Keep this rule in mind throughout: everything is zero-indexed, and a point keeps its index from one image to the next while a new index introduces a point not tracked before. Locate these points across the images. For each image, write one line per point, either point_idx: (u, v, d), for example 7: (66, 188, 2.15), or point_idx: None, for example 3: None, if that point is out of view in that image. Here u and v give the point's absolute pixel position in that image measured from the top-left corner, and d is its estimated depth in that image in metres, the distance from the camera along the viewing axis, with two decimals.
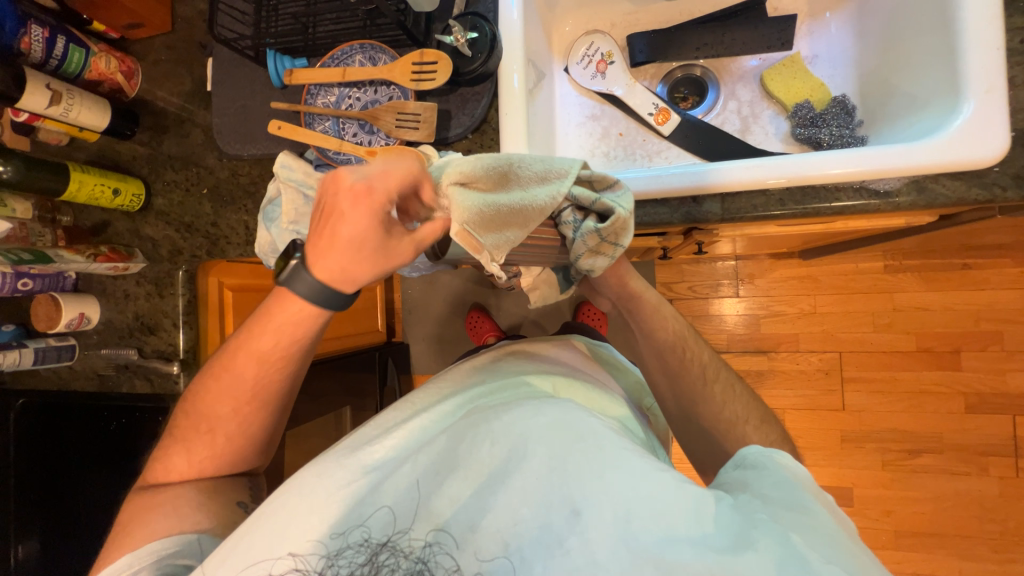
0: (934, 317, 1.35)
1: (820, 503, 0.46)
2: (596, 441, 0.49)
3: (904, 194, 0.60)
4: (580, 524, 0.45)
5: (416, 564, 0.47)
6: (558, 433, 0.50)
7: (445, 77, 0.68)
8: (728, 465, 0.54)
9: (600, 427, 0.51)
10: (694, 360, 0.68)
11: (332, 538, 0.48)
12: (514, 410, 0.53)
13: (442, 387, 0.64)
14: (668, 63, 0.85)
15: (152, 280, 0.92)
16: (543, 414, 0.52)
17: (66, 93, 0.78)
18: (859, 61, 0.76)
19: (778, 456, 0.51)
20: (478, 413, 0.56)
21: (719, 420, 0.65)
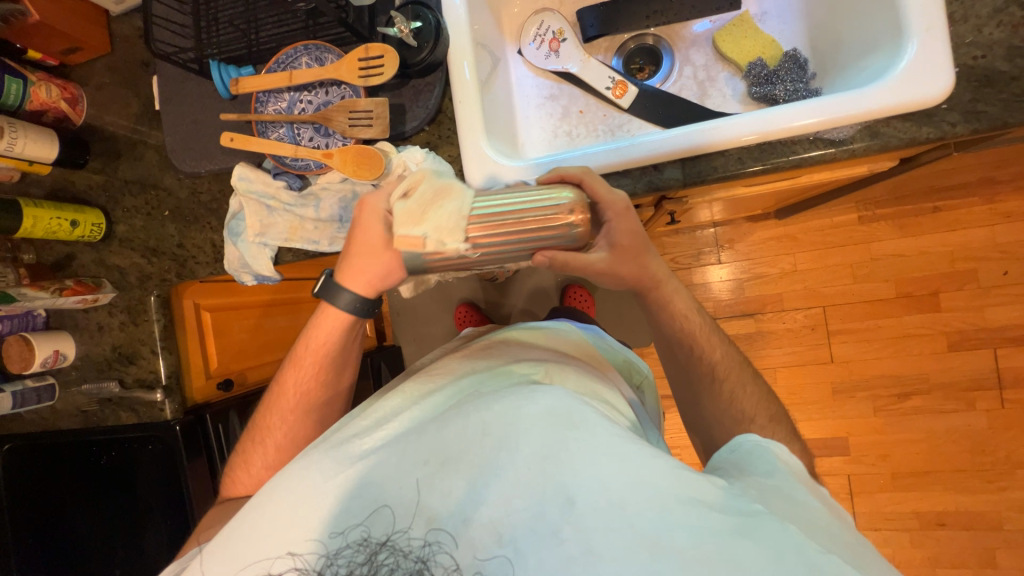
0: (911, 263, 1.38)
1: (815, 498, 0.48)
2: (592, 430, 0.46)
3: (858, 140, 0.60)
4: (576, 516, 0.43)
5: (415, 564, 0.45)
6: (553, 420, 0.47)
7: (393, 70, 0.67)
8: (721, 449, 0.55)
9: (596, 413, 0.48)
10: (705, 357, 0.66)
11: (331, 538, 0.48)
12: (505, 398, 0.49)
13: (430, 377, 0.60)
14: (620, 35, 0.84)
15: (125, 309, 0.90)
16: (537, 402, 0.48)
17: (7, 126, 0.75)
18: (808, 14, 0.76)
19: (776, 448, 0.52)
20: (468, 402, 0.52)
21: (730, 416, 0.64)
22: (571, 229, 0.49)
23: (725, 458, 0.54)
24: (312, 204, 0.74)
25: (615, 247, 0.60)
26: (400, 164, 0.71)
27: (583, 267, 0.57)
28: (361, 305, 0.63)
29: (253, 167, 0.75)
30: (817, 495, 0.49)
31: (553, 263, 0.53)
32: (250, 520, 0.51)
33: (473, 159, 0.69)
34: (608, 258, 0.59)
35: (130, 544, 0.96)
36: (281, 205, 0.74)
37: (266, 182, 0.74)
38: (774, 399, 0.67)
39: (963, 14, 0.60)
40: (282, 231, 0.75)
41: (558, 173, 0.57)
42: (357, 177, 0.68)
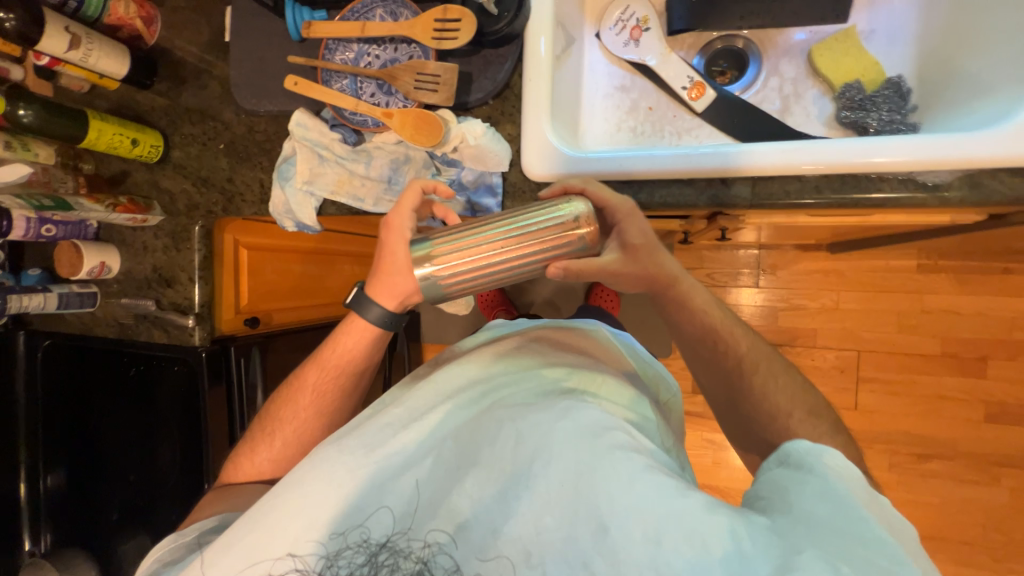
0: (965, 322, 1.29)
1: (880, 525, 0.41)
2: (626, 455, 0.45)
3: (955, 188, 0.56)
4: (608, 542, 0.42)
5: (415, 565, 0.46)
6: (588, 440, 0.46)
7: (468, 36, 0.64)
8: (771, 461, 0.49)
9: (628, 434, 0.48)
10: (729, 352, 0.64)
11: (331, 538, 0.48)
12: (539, 411, 0.50)
13: (466, 369, 0.59)
14: (708, 33, 0.79)
15: (170, 233, 0.93)
16: (570, 418, 0.48)
17: (85, 37, 0.77)
18: (920, 39, 0.70)
19: (827, 457, 0.46)
20: (502, 408, 0.52)
21: (767, 407, 0.60)
22: (577, 234, 0.49)
23: (773, 472, 0.48)
24: (363, 160, 0.74)
25: (626, 247, 0.58)
26: (458, 135, 0.68)
27: (597, 272, 0.55)
28: (388, 319, 0.67)
29: (311, 114, 0.75)
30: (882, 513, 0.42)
31: (566, 274, 0.52)
32: (274, 487, 0.52)
33: (532, 140, 0.67)
34: (620, 259, 0.57)
35: (144, 457, 1.01)
36: (332, 156, 0.74)
37: (321, 132, 0.74)
38: (818, 394, 0.63)
39: None
40: (330, 183, 0.74)
41: (559, 184, 0.56)
42: (413, 142, 0.67)
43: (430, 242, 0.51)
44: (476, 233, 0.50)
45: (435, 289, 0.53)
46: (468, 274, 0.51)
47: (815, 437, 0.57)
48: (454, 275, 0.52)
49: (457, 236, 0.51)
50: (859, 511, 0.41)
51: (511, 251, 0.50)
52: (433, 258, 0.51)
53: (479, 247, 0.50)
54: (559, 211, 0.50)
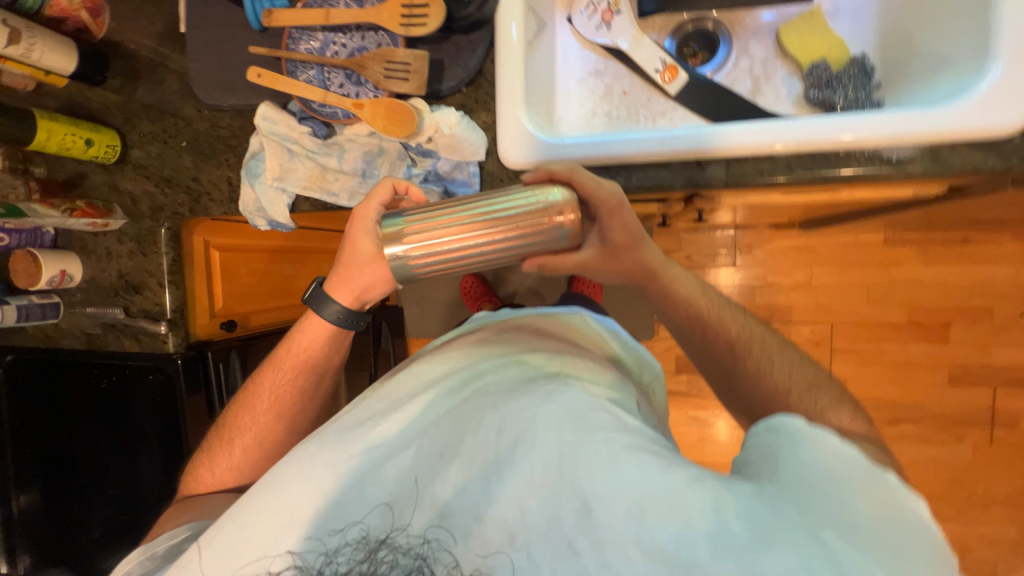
0: (929, 291, 1.36)
1: (867, 498, 0.41)
2: (609, 434, 0.46)
3: (918, 162, 0.57)
4: (592, 522, 0.42)
5: (415, 561, 0.46)
6: (571, 422, 0.47)
7: (438, 21, 0.62)
8: (759, 426, 0.48)
9: (612, 415, 0.48)
10: (719, 334, 0.63)
11: (331, 534, 0.47)
12: (522, 395, 0.50)
13: (448, 359, 0.60)
14: (678, 14, 0.79)
15: (134, 238, 0.89)
16: (552, 401, 0.49)
17: (25, 30, 0.71)
18: (883, 17, 0.71)
19: (824, 433, 0.45)
20: (486, 393, 0.52)
21: (760, 391, 0.58)
22: (551, 228, 0.50)
23: (763, 436, 0.47)
24: (335, 154, 0.71)
25: (606, 244, 0.59)
26: (432, 125, 0.67)
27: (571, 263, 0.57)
28: (346, 318, 0.71)
29: (277, 108, 0.72)
30: (876, 486, 0.41)
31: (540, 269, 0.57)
32: (263, 481, 0.52)
33: (507, 128, 0.67)
34: (596, 254, 0.59)
35: (122, 469, 0.98)
36: (302, 151, 0.71)
37: (290, 126, 0.71)
38: (818, 367, 0.61)
39: None
40: (302, 178, 0.72)
41: (543, 170, 0.53)
42: (386, 133, 0.65)
43: (403, 219, 0.52)
44: (451, 214, 0.50)
45: (404, 271, 0.53)
46: (440, 259, 0.52)
47: (815, 415, 0.54)
48: (427, 253, 0.52)
49: (434, 214, 0.51)
50: (847, 484, 0.41)
51: (484, 237, 0.50)
52: (405, 236, 0.51)
53: (457, 224, 0.50)
54: (533, 198, 0.49)
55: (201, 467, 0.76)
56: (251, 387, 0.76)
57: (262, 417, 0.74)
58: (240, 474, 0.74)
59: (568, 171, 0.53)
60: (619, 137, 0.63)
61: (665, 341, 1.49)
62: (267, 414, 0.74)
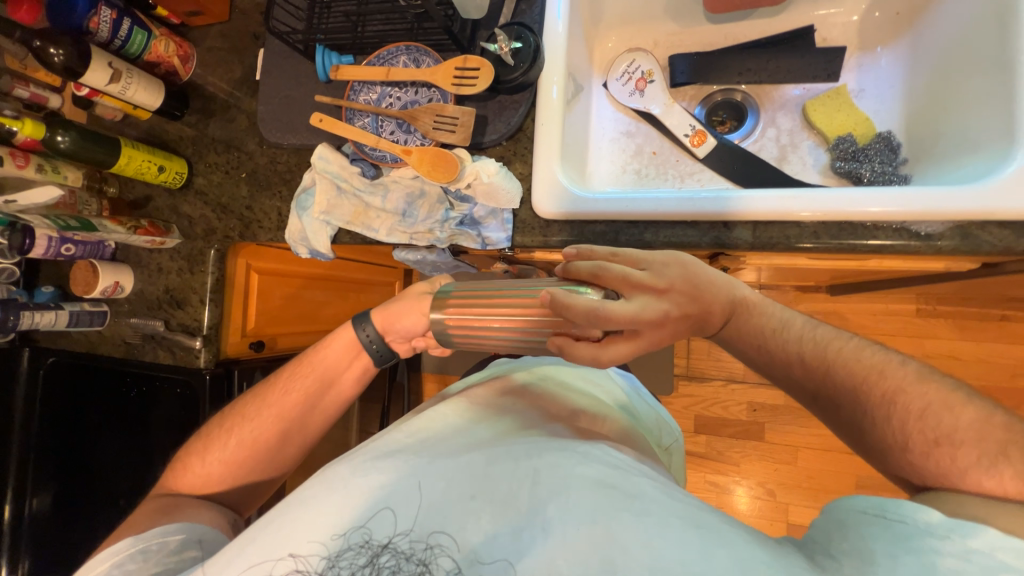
0: (966, 368, 1.30)
1: None
2: (647, 505, 0.45)
3: (948, 238, 0.58)
4: None
5: (416, 566, 0.45)
6: (609, 487, 0.47)
7: (486, 83, 0.69)
8: (868, 504, 0.46)
9: (649, 486, 0.48)
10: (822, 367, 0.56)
11: (333, 539, 0.47)
12: (560, 453, 0.51)
13: (481, 407, 0.62)
14: (709, 86, 0.84)
15: (186, 256, 0.96)
16: (590, 463, 0.49)
17: (125, 72, 0.82)
18: (908, 99, 0.74)
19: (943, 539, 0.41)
20: (523, 444, 0.53)
21: (877, 436, 0.52)
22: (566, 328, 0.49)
23: (868, 518, 0.45)
24: (380, 194, 0.76)
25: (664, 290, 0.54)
26: (473, 173, 0.71)
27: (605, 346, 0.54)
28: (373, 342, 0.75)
29: (333, 149, 0.78)
30: None
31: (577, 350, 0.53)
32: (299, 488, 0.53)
33: (542, 180, 0.71)
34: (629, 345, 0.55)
35: (135, 477, 0.99)
36: (351, 189, 0.77)
37: (342, 166, 0.77)
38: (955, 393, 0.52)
39: None
40: (346, 214, 0.78)
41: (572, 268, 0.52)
42: (430, 177, 0.70)
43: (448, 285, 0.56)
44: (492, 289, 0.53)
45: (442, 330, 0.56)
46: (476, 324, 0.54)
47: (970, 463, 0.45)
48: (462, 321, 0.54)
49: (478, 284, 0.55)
50: None
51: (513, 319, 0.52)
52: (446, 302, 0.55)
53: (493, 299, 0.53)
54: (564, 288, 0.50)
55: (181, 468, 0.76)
56: (263, 388, 0.78)
57: (267, 422, 0.75)
58: (223, 475, 0.74)
59: (596, 270, 0.50)
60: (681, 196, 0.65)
61: (683, 398, 1.45)
62: (272, 421, 0.75)
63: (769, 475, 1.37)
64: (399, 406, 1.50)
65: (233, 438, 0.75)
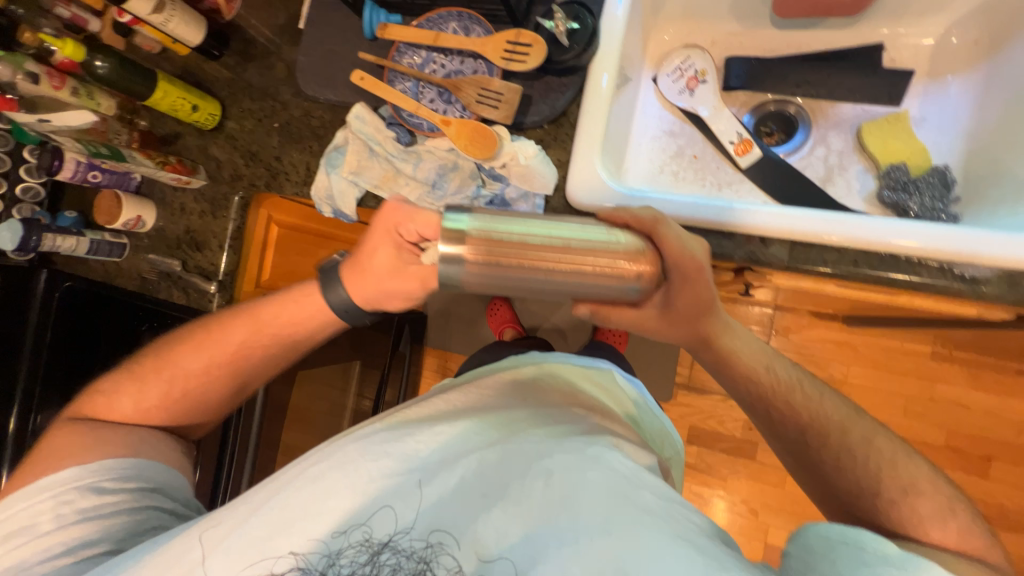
0: (971, 417, 1.28)
1: None
2: (652, 519, 0.46)
3: (994, 285, 0.56)
4: None
5: (417, 564, 0.47)
6: (616, 496, 0.48)
7: (536, 62, 0.66)
8: (833, 532, 0.49)
9: (654, 497, 0.49)
10: (802, 413, 0.62)
11: (334, 536, 0.49)
12: (568, 452, 0.50)
13: (487, 397, 0.61)
14: (762, 94, 0.81)
15: (209, 200, 0.96)
16: (598, 467, 0.49)
17: (169, 3, 0.81)
18: (970, 134, 0.71)
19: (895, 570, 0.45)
20: (530, 439, 0.52)
21: (847, 486, 0.58)
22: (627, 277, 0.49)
23: (833, 543, 0.48)
24: (412, 162, 0.75)
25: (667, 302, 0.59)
26: (510, 153, 0.70)
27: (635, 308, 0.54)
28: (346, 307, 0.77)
29: (370, 110, 0.76)
30: None
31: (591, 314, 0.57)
32: (298, 468, 0.53)
33: (580, 169, 0.69)
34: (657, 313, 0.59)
35: None
36: (383, 153, 0.75)
37: (377, 128, 0.75)
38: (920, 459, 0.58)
39: None
40: (375, 177, 0.76)
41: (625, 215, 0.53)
42: (467, 151, 0.70)
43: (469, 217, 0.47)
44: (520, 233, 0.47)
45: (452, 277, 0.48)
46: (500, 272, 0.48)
47: (927, 520, 0.53)
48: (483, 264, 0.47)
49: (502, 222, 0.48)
50: None
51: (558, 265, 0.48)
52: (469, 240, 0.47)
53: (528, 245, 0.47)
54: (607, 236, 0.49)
55: (120, 390, 0.76)
56: (199, 328, 0.79)
57: (199, 361, 0.77)
58: (157, 408, 0.75)
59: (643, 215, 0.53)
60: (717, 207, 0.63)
61: (680, 407, 1.45)
62: (203, 361, 0.77)
63: (754, 494, 1.38)
64: (398, 375, 1.51)
65: (161, 371, 0.76)
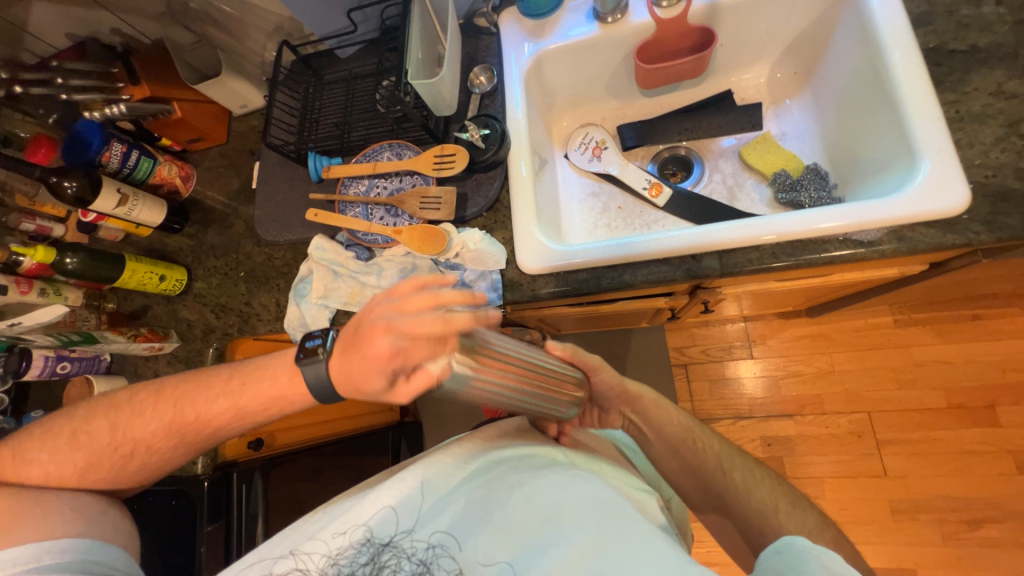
0: (957, 370, 1.33)
1: None
2: (630, 528, 0.51)
3: (886, 242, 0.65)
4: None
5: (416, 567, 0.53)
6: (595, 512, 0.53)
7: (462, 164, 0.79)
8: (769, 551, 0.53)
9: (632, 514, 0.53)
10: (706, 448, 0.71)
11: (334, 538, 0.55)
12: (553, 477, 0.57)
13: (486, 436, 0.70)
14: (655, 145, 0.96)
15: (183, 359, 0.97)
16: (579, 488, 0.56)
17: (132, 196, 0.89)
18: (823, 136, 0.87)
19: (824, 557, 0.49)
20: (521, 471, 0.59)
21: (745, 512, 0.64)
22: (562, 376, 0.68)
23: (772, 559, 0.52)
24: (375, 273, 0.81)
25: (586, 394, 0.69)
26: (459, 243, 0.78)
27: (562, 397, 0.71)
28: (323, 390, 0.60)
29: (329, 239, 0.84)
30: None
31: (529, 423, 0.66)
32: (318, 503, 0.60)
33: (525, 243, 0.77)
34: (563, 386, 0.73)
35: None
36: (346, 272, 0.82)
37: (338, 252, 0.82)
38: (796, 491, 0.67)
39: (968, 141, 0.65)
40: (344, 295, 0.82)
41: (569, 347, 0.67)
42: (420, 252, 0.77)
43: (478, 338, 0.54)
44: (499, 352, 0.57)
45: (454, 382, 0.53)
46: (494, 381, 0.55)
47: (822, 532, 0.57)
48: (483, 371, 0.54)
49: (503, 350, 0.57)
50: None
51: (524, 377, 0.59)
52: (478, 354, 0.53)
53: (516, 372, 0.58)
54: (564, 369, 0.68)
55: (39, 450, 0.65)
56: (141, 387, 0.67)
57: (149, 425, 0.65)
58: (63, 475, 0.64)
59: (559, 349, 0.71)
60: (621, 247, 0.72)
61: None
62: (152, 426, 0.64)
63: None
64: None
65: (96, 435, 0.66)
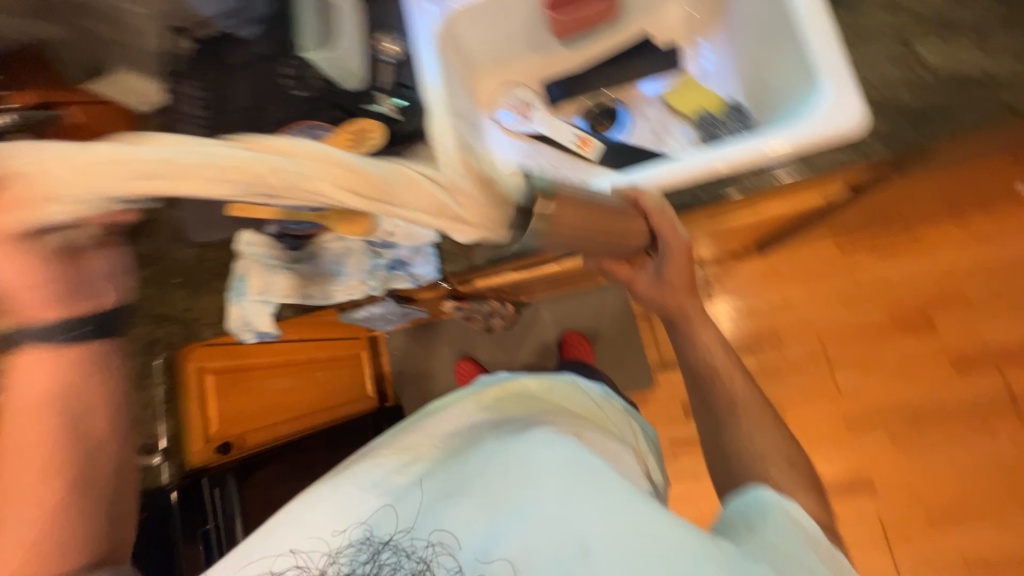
0: (898, 287, 1.40)
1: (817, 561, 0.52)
2: (604, 482, 0.55)
3: (793, 173, 0.66)
4: (588, 561, 0.50)
5: (417, 563, 0.56)
6: (569, 470, 0.56)
7: (382, 139, 0.73)
8: (739, 500, 0.61)
9: (604, 465, 0.57)
10: (719, 387, 0.73)
11: (332, 536, 0.59)
12: (525, 444, 0.60)
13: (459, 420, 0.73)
14: (580, 99, 0.95)
15: None
16: (554, 450, 0.58)
17: None
18: (740, 71, 0.87)
19: (790, 510, 0.57)
20: (498, 444, 0.62)
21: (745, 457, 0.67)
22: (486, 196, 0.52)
23: (746, 513, 0.58)
24: (310, 260, 0.81)
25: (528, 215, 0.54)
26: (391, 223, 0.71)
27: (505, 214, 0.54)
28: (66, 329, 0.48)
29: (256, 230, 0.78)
30: (831, 563, 0.53)
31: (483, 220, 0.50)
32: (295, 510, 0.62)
33: None
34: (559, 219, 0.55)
35: None
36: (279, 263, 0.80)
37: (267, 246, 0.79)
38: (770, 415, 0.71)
39: (862, 61, 0.67)
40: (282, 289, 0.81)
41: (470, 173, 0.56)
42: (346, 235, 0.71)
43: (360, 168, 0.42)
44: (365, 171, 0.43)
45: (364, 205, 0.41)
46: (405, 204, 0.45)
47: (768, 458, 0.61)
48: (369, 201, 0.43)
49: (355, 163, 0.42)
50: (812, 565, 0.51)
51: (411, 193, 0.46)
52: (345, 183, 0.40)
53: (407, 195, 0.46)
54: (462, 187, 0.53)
55: None
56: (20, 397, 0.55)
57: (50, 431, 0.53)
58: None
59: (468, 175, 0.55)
60: None
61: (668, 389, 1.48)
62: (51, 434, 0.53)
63: None
64: None
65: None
